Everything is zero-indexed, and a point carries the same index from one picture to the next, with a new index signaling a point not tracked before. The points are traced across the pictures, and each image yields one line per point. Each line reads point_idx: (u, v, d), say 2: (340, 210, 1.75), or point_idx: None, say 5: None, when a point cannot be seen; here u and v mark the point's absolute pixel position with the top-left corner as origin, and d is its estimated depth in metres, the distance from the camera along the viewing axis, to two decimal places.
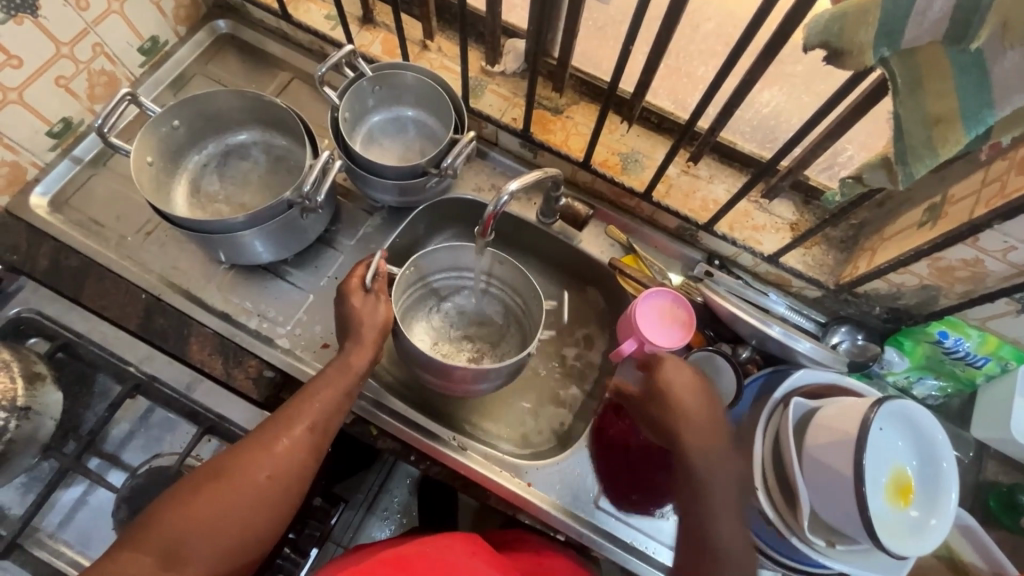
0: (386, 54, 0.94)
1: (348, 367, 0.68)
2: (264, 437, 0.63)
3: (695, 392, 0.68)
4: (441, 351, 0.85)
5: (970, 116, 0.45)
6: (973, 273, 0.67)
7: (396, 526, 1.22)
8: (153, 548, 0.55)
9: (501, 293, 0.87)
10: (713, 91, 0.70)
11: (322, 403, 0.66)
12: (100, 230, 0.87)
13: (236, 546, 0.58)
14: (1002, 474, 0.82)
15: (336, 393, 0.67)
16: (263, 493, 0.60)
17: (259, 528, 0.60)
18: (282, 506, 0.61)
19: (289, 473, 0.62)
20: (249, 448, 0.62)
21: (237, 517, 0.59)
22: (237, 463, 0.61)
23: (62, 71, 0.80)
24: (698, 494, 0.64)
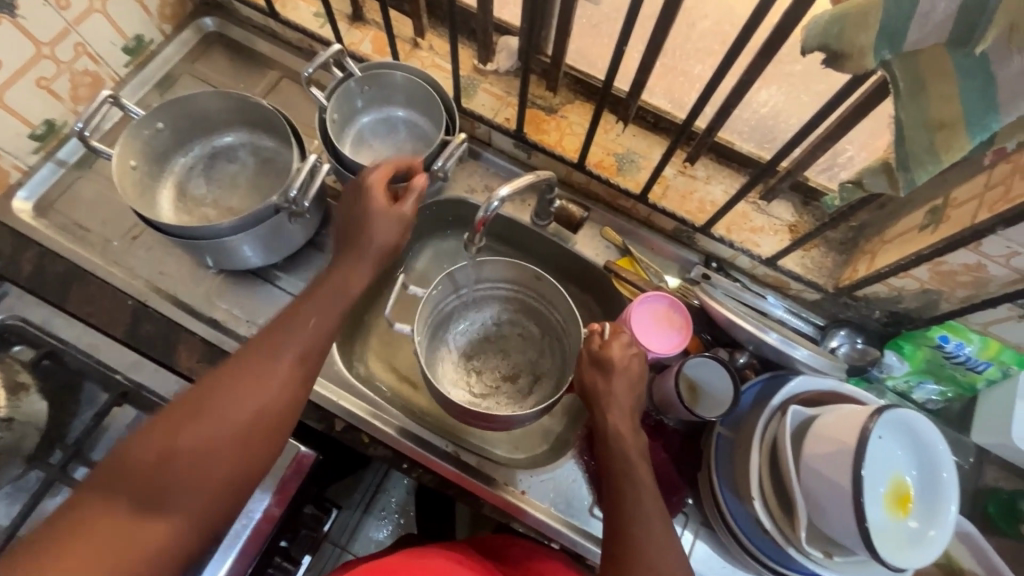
0: (376, 52, 0.91)
1: (344, 290, 0.65)
2: (248, 363, 0.58)
3: (629, 373, 0.67)
4: (473, 370, 0.86)
5: (974, 122, 0.43)
6: (975, 277, 0.66)
7: (393, 526, 1.20)
8: (126, 490, 0.50)
9: (536, 309, 0.87)
10: (710, 91, 0.68)
11: (312, 327, 0.62)
12: (86, 234, 0.85)
13: (224, 483, 0.53)
14: (1002, 479, 0.81)
15: (325, 319, 0.63)
16: (250, 422, 0.55)
17: (247, 464, 0.55)
18: (270, 437, 0.57)
19: (280, 400, 0.58)
20: (228, 375, 0.57)
21: (221, 452, 0.53)
22: (215, 393, 0.55)
23: (44, 72, 0.78)
24: (618, 474, 0.62)
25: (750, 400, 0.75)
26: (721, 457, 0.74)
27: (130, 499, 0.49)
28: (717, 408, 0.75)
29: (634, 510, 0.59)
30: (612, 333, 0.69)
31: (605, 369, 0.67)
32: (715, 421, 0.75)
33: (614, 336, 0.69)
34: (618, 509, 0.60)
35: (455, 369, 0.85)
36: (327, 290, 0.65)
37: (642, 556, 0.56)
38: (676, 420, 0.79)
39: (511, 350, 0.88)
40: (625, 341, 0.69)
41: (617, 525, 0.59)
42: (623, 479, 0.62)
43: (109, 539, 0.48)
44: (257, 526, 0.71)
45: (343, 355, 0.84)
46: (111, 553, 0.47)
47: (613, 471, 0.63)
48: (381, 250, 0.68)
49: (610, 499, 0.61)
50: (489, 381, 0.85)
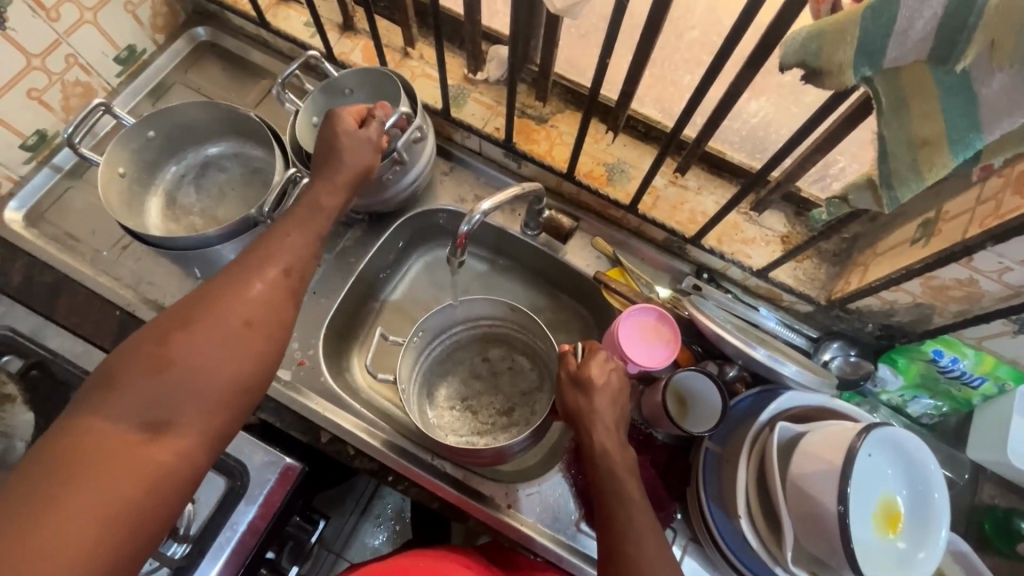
0: (366, 61, 0.91)
1: (320, 207, 0.64)
2: (230, 279, 0.55)
3: (609, 389, 0.66)
4: (471, 408, 0.85)
5: (957, 139, 0.42)
6: (968, 292, 0.64)
7: (388, 534, 1.19)
8: (127, 409, 0.47)
9: (518, 338, 0.86)
10: (697, 102, 0.67)
11: (296, 245, 0.61)
12: (77, 244, 0.86)
13: (230, 395, 0.51)
14: (998, 497, 0.79)
15: (308, 235, 0.62)
16: (247, 336, 0.53)
17: (254, 376, 0.53)
18: (267, 349, 0.54)
19: (274, 309, 0.56)
20: (212, 292, 0.54)
21: (223, 365, 0.51)
22: (200, 310, 0.52)
23: (35, 83, 0.79)
24: (605, 493, 0.61)
25: (742, 412, 0.74)
26: (709, 472, 0.73)
27: (135, 417, 0.47)
28: (707, 422, 0.74)
29: (624, 531, 0.58)
30: (589, 350, 0.69)
31: (587, 388, 0.66)
32: (704, 436, 0.74)
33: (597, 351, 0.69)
34: (608, 530, 0.59)
35: (452, 409, 0.85)
36: (299, 206, 0.62)
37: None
38: (665, 434, 0.78)
39: (501, 381, 0.87)
40: (603, 358, 0.68)
41: (610, 546, 0.58)
42: (609, 498, 0.60)
43: (124, 455, 0.45)
44: (253, 521, 0.72)
45: (330, 366, 0.84)
46: (127, 469, 0.45)
47: (602, 490, 0.61)
48: (357, 171, 0.67)
49: (601, 520, 0.60)
50: (487, 419, 0.84)
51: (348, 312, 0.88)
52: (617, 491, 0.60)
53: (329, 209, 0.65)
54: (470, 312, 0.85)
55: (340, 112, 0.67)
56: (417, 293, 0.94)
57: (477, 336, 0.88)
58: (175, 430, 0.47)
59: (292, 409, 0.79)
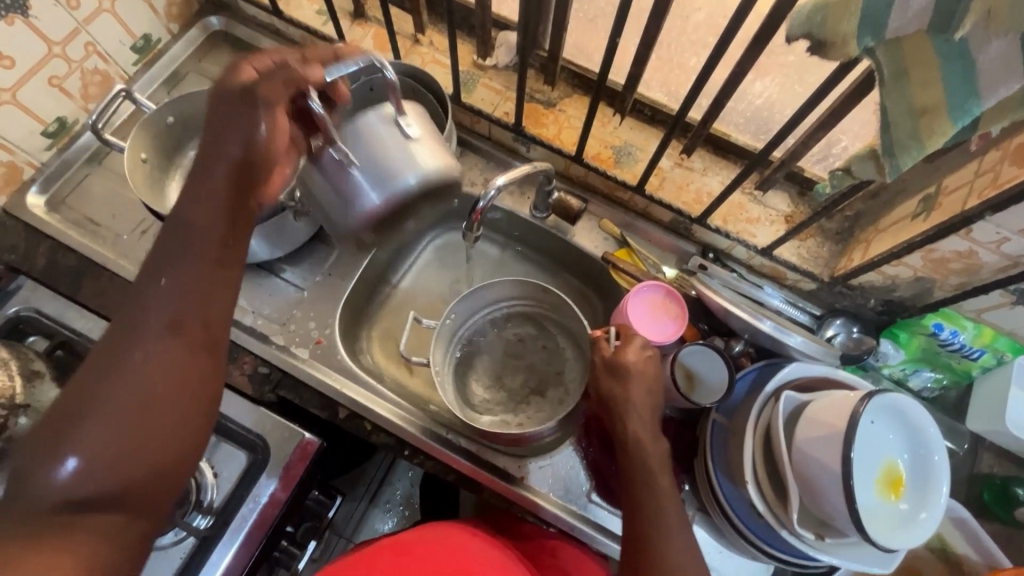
0: (377, 49, 0.94)
1: (190, 222, 0.55)
2: (115, 341, 0.50)
3: (644, 376, 0.68)
4: (503, 387, 0.87)
5: (955, 107, 0.44)
6: (967, 264, 0.66)
7: (398, 518, 1.21)
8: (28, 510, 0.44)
9: (550, 317, 0.89)
10: (702, 83, 0.69)
11: (190, 279, 0.53)
12: (97, 228, 0.88)
13: (150, 466, 0.48)
14: (996, 466, 0.82)
15: (205, 266, 0.54)
16: (149, 401, 0.49)
17: (173, 437, 0.50)
18: (179, 407, 0.50)
19: (171, 365, 0.50)
20: (98, 364, 0.49)
21: (130, 435, 0.48)
22: (90, 384, 0.48)
23: (56, 71, 0.81)
24: (635, 481, 0.64)
25: (748, 384, 0.76)
26: (717, 442, 0.75)
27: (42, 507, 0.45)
28: (713, 394, 0.77)
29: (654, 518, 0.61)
30: (625, 339, 0.71)
31: (625, 376, 0.68)
32: (711, 407, 0.76)
33: (634, 340, 0.70)
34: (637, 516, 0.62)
35: (484, 388, 0.87)
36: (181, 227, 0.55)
37: (659, 565, 0.59)
38: (672, 407, 0.80)
39: (534, 360, 0.89)
40: (640, 344, 0.70)
41: (636, 529, 0.62)
42: (637, 486, 0.63)
43: (33, 551, 0.43)
44: (274, 494, 0.73)
45: (346, 345, 0.87)
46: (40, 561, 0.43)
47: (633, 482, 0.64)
48: (249, 138, 0.57)
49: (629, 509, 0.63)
50: (521, 396, 0.86)
51: (362, 292, 0.91)
52: (649, 479, 0.63)
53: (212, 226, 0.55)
54: (502, 293, 0.87)
55: (237, 70, 0.57)
56: (428, 275, 0.97)
57: (508, 317, 0.90)
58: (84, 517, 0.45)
59: (310, 385, 0.82)
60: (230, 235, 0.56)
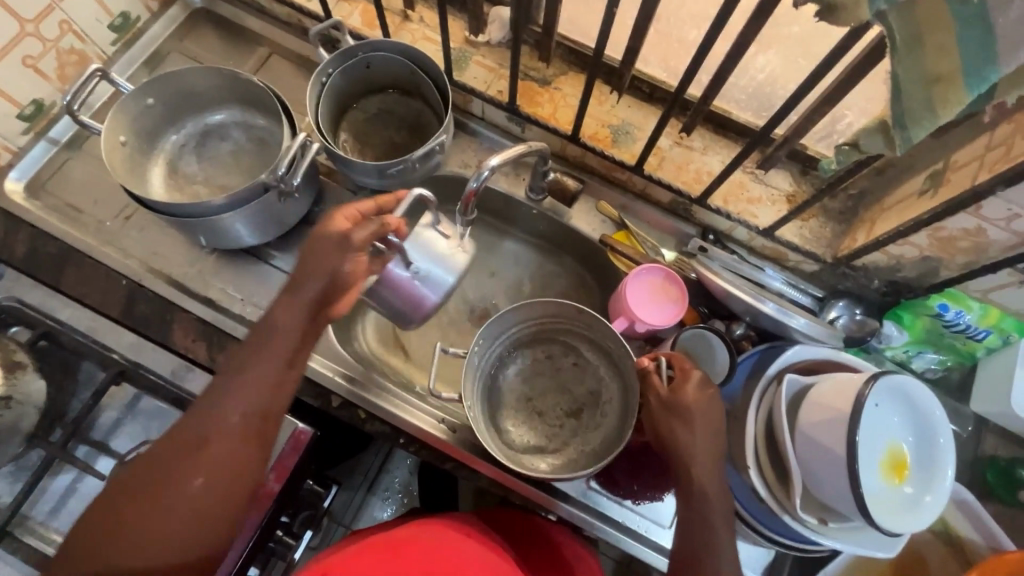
0: (365, 25, 0.90)
1: (271, 328, 0.63)
2: (194, 434, 0.59)
3: (707, 413, 0.64)
4: (536, 411, 0.81)
5: (972, 73, 0.42)
6: (975, 243, 0.64)
7: (397, 506, 1.20)
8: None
9: (582, 334, 0.81)
10: (704, 57, 0.66)
11: (251, 386, 0.61)
12: (78, 215, 0.85)
13: (189, 547, 0.56)
14: (1001, 448, 0.81)
15: (270, 368, 0.62)
16: (203, 489, 0.57)
17: (209, 545, 0.58)
18: (224, 515, 0.58)
19: (230, 477, 0.59)
20: (175, 455, 0.58)
21: (181, 530, 0.56)
22: (165, 479, 0.57)
23: (29, 51, 0.77)
24: (696, 528, 0.62)
25: (749, 367, 0.74)
26: None
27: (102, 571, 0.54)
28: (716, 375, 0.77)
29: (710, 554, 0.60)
30: (680, 374, 0.66)
31: (685, 416, 0.64)
32: None
33: (691, 376, 0.65)
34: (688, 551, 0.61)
35: (516, 414, 0.81)
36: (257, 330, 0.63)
37: None
38: None
39: (566, 380, 0.82)
40: (698, 381, 0.65)
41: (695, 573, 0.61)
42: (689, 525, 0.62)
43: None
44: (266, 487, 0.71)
45: (339, 332, 0.85)
46: None
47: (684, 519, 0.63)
48: (329, 274, 0.63)
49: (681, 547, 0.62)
50: (553, 419, 0.80)
51: None
52: (698, 513, 0.62)
53: (283, 329, 0.63)
54: (528, 312, 0.79)
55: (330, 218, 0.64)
56: None
57: (535, 333, 0.83)
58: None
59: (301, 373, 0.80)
60: (299, 344, 0.64)
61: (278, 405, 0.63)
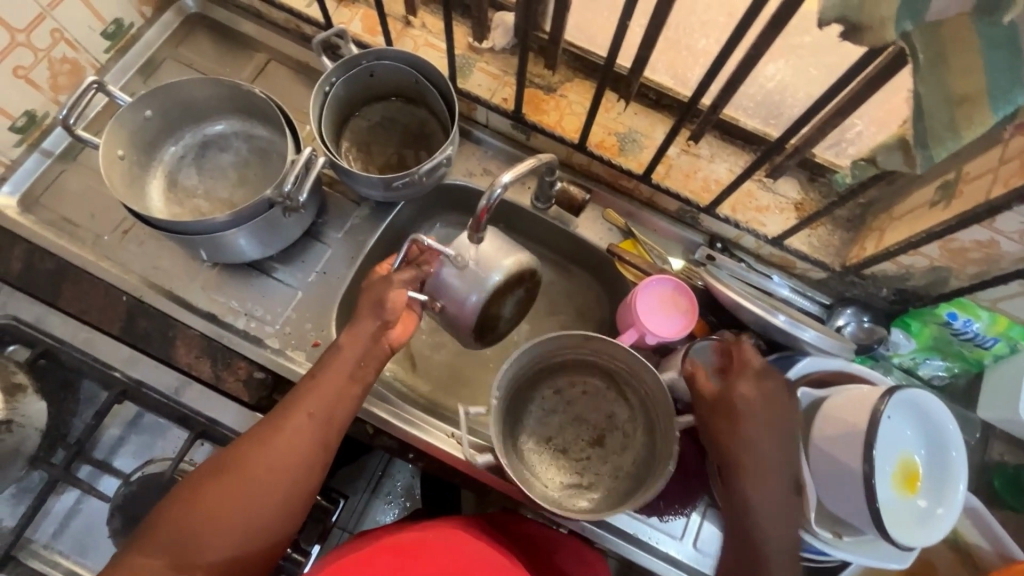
0: (366, 32, 0.88)
1: (340, 343, 0.67)
2: (267, 429, 0.62)
3: (763, 410, 0.62)
4: (557, 448, 0.79)
5: (998, 94, 0.43)
6: (986, 254, 0.64)
7: (400, 511, 1.10)
8: (160, 547, 0.56)
9: (595, 363, 0.80)
10: (717, 67, 0.65)
11: (319, 394, 0.64)
12: (76, 229, 0.83)
13: (248, 542, 0.58)
14: (1006, 454, 0.82)
15: (339, 378, 0.65)
16: (271, 485, 0.59)
17: (270, 533, 0.59)
18: (286, 505, 0.60)
19: (298, 468, 0.61)
20: (251, 444, 0.61)
21: (245, 520, 0.58)
22: (241, 461, 0.60)
23: (21, 61, 0.75)
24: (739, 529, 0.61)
25: None
26: None
27: (169, 553, 0.56)
28: None
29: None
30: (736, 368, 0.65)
31: (735, 410, 0.63)
32: None
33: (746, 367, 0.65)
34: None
35: (538, 452, 0.79)
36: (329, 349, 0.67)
37: None
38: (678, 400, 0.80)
39: (579, 411, 0.81)
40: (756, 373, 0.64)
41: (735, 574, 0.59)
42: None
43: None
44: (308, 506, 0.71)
45: None
46: None
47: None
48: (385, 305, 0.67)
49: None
50: (577, 453, 0.79)
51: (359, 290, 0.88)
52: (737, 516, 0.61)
53: (351, 342, 0.67)
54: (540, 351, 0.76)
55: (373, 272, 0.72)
56: None
57: (541, 370, 0.80)
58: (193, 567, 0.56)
59: None
60: (364, 361, 0.67)
61: (345, 415, 0.65)
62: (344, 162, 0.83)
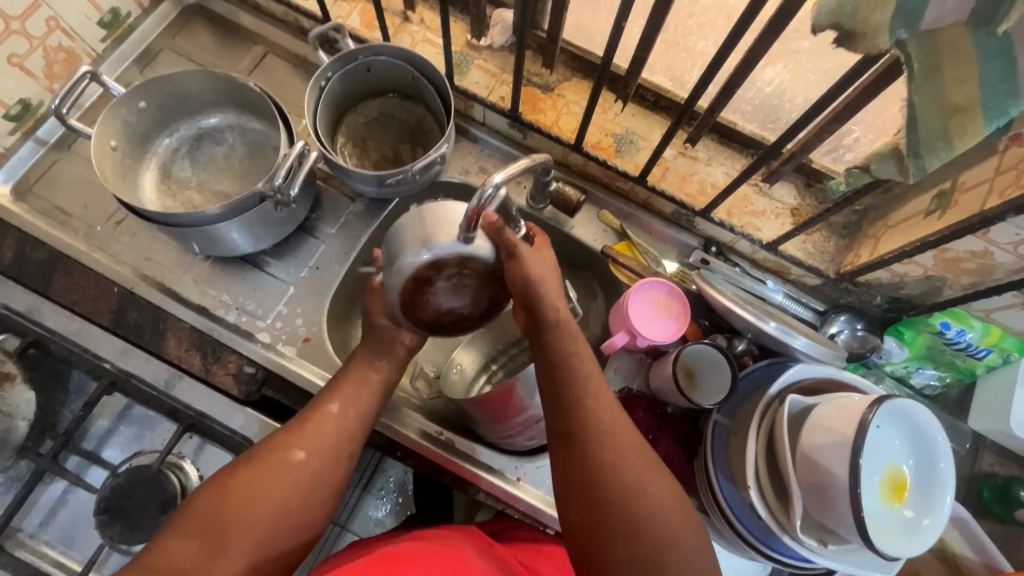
0: (364, 26, 0.88)
1: (361, 346, 0.70)
2: (296, 419, 0.62)
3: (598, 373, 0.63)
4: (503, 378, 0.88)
5: (991, 106, 0.43)
6: (981, 264, 0.64)
7: (393, 507, 1.06)
8: (195, 535, 0.53)
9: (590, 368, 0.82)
10: (715, 69, 0.64)
11: (345, 389, 0.66)
12: (69, 219, 0.83)
13: (283, 528, 0.56)
14: (996, 465, 0.83)
15: (362, 373, 0.67)
16: (302, 471, 0.59)
17: (298, 526, 0.57)
18: (316, 495, 0.59)
19: (327, 458, 0.61)
20: (282, 433, 0.61)
21: (280, 505, 0.56)
22: (271, 450, 0.59)
23: (15, 49, 0.74)
24: (623, 488, 0.55)
25: (749, 383, 0.75)
26: (718, 445, 0.73)
27: (203, 539, 0.53)
28: (715, 395, 0.75)
29: (667, 544, 0.53)
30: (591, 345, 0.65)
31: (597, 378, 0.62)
32: (713, 408, 0.74)
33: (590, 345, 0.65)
34: (617, 546, 0.53)
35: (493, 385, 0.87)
36: (364, 348, 0.69)
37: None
38: (668, 403, 0.80)
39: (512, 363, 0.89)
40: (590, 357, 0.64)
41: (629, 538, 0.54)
42: (641, 493, 0.55)
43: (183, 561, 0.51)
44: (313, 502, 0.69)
45: (335, 342, 0.83)
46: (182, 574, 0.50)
47: (646, 498, 0.55)
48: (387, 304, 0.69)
49: (623, 525, 0.54)
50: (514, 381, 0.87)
51: (351, 288, 0.88)
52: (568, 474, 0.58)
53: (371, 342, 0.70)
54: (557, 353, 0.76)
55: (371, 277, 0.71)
56: None
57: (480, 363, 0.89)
58: (228, 552, 0.53)
59: (298, 385, 0.79)
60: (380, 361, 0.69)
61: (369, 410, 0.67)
62: (339, 158, 0.83)
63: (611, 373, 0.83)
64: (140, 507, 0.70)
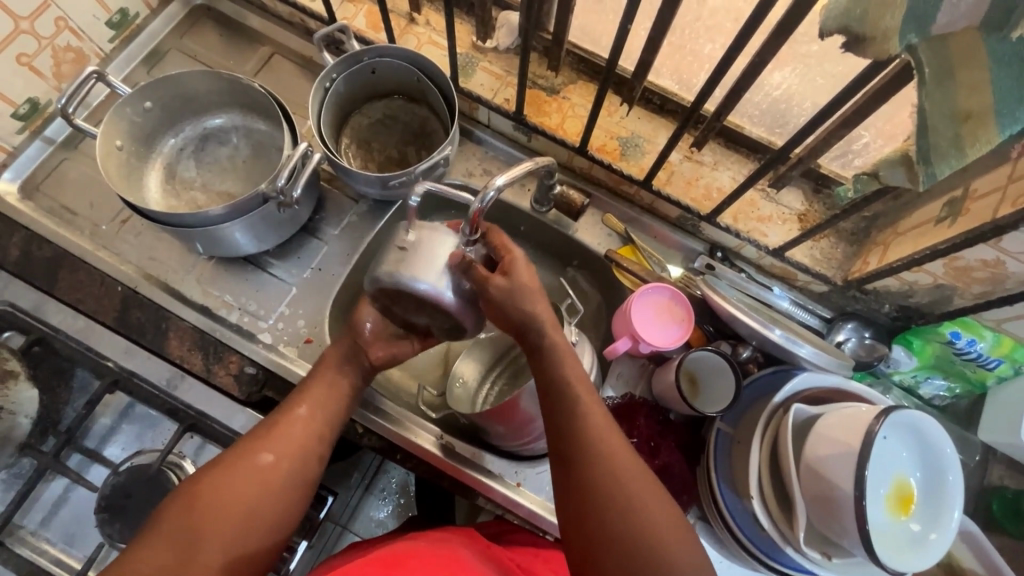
0: (370, 28, 0.88)
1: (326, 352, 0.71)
2: (265, 423, 0.62)
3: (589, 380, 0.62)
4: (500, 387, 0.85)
5: (1004, 113, 0.42)
6: (992, 274, 0.63)
7: (394, 509, 1.05)
8: (167, 541, 0.52)
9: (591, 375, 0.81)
10: (721, 72, 0.63)
11: (312, 393, 0.66)
12: (75, 218, 0.84)
13: (255, 530, 0.56)
14: (1006, 478, 0.81)
15: (329, 378, 0.68)
16: (272, 473, 0.58)
17: (274, 528, 0.57)
18: (290, 496, 0.59)
19: (298, 459, 0.61)
20: (250, 438, 0.61)
21: (252, 507, 0.56)
22: (239, 454, 0.59)
23: (24, 48, 0.74)
24: (619, 495, 0.55)
25: (754, 392, 0.74)
26: (721, 452, 0.72)
27: (174, 544, 0.52)
28: (719, 402, 0.74)
29: (652, 551, 0.52)
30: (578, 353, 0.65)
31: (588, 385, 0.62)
32: (717, 416, 0.73)
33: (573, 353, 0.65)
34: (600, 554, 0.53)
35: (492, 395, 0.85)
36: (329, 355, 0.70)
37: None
38: (670, 409, 0.79)
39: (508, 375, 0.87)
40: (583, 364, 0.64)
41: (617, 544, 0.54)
42: (632, 501, 0.55)
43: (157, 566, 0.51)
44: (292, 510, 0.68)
45: None
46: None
47: (624, 506, 0.54)
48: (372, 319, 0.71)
49: (614, 534, 0.53)
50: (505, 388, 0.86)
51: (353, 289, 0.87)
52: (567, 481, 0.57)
53: (335, 350, 0.70)
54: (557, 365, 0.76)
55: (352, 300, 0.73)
56: None
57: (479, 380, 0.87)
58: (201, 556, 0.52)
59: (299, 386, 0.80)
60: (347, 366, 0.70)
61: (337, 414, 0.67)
62: (343, 160, 0.83)
63: (613, 379, 0.83)
64: (141, 507, 0.70)
